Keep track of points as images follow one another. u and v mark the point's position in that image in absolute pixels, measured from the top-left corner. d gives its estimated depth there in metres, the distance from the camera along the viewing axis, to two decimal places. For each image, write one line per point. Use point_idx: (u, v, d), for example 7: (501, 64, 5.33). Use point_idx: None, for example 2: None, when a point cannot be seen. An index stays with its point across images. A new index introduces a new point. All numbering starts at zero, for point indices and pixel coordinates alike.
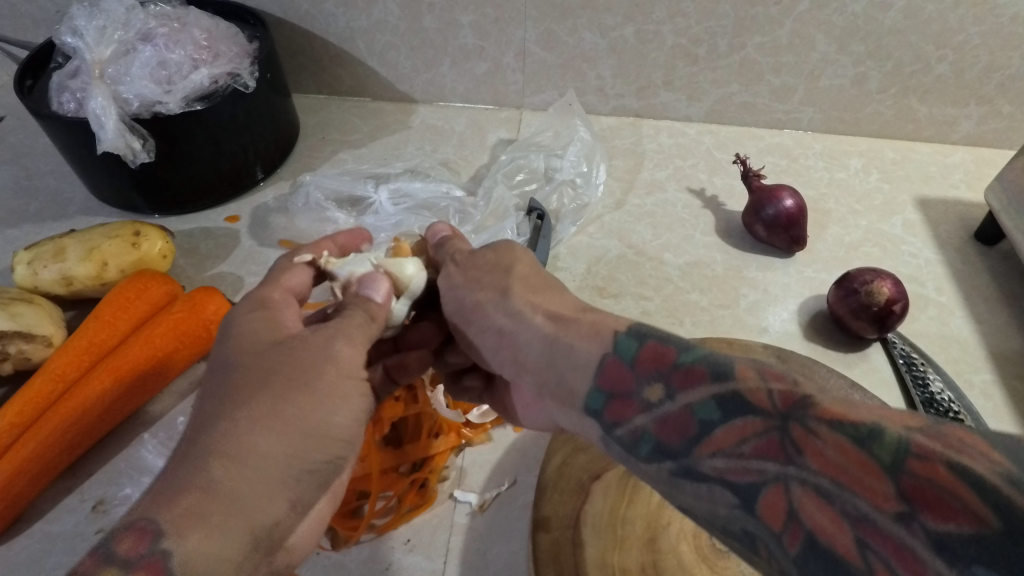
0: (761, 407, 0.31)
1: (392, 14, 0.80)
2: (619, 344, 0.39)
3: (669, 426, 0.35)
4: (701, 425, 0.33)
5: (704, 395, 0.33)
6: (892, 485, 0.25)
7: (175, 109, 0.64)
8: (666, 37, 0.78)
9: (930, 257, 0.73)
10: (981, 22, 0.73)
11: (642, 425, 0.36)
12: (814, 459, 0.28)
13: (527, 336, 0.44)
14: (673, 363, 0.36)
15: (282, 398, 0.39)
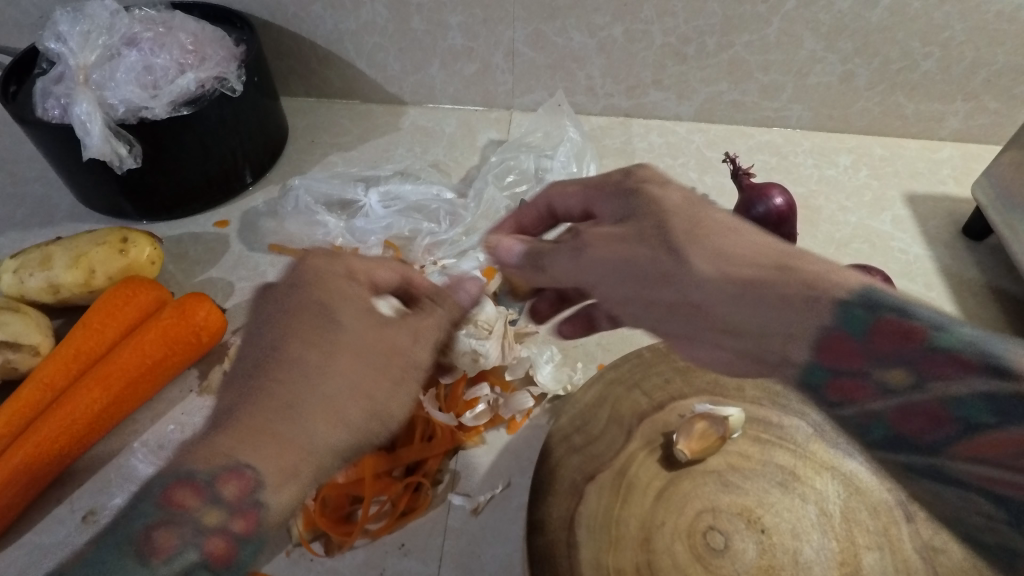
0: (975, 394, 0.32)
1: (380, 16, 0.80)
2: (848, 316, 0.34)
3: (871, 399, 0.35)
4: (953, 418, 0.32)
5: (965, 390, 0.32)
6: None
7: (162, 114, 0.64)
8: (655, 36, 0.79)
9: (918, 252, 0.74)
10: (966, 19, 0.73)
11: (876, 409, 0.35)
12: None
13: (723, 301, 0.38)
14: (926, 342, 0.33)
15: (361, 376, 0.40)
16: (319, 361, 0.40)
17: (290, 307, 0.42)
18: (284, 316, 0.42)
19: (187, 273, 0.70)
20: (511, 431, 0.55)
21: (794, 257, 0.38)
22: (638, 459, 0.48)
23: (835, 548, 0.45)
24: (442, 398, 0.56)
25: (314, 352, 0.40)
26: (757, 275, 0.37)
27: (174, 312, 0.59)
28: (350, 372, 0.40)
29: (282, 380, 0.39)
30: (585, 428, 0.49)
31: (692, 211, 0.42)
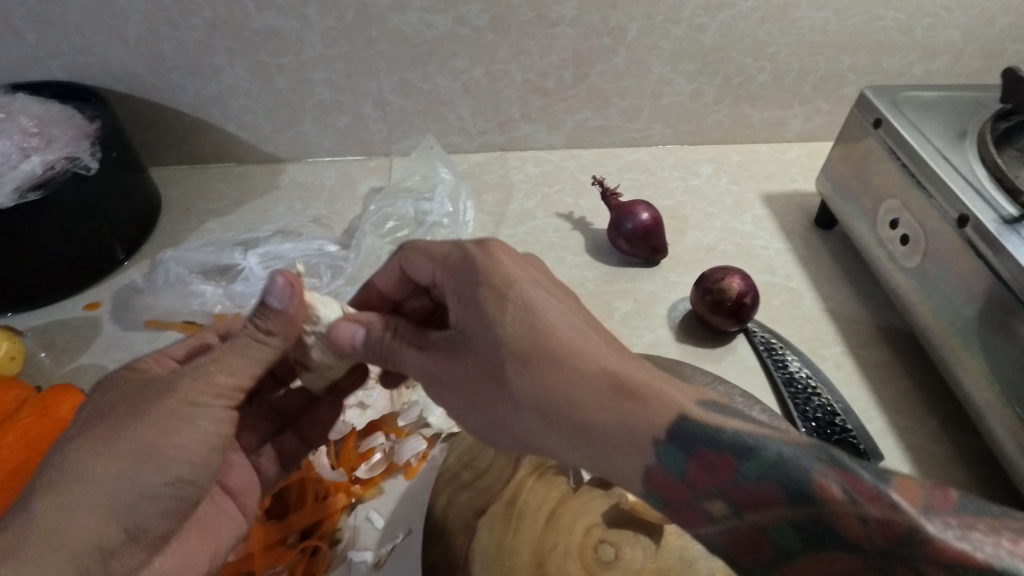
0: (852, 537, 0.30)
1: (243, 78, 0.80)
2: (661, 452, 0.36)
3: (739, 539, 0.34)
4: (779, 550, 0.32)
5: (776, 519, 0.32)
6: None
7: (6, 203, 0.61)
8: (515, 74, 0.83)
9: (778, 247, 0.80)
10: (786, 34, 0.81)
11: (708, 536, 0.35)
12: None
13: (534, 425, 0.40)
14: (741, 475, 0.34)
15: (144, 423, 0.40)
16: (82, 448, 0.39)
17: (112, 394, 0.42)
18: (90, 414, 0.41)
19: (56, 363, 0.66)
20: (408, 477, 0.55)
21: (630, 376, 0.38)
22: (526, 486, 0.49)
23: None
24: (333, 455, 0.56)
25: (90, 433, 0.39)
26: (580, 392, 0.38)
27: (39, 410, 0.55)
28: (109, 440, 0.39)
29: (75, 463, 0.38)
30: (473, 463, 0.50)
31: (507, 296, 0.41)
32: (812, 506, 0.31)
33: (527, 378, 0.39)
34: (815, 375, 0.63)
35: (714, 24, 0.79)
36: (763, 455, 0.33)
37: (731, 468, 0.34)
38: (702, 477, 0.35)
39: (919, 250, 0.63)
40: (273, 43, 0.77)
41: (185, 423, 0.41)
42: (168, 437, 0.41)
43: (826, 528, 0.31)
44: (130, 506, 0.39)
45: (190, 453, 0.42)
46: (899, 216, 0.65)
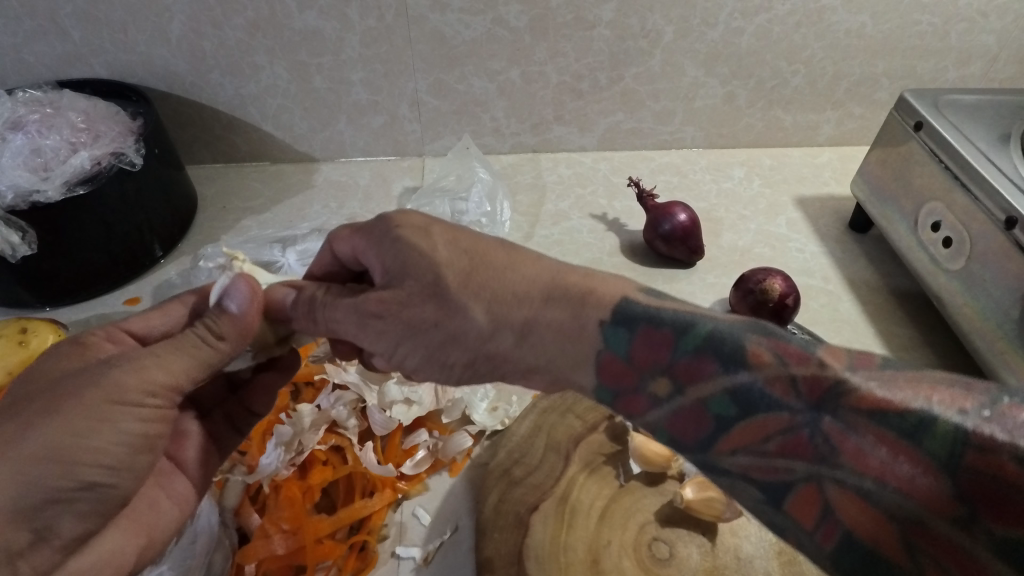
0: (784, 399, 0.33)
1: (281, 78, 0.80)
2: (608, 334, 0.39)
3: (682, 420, 0.36)
4: (717, 420, 0.35)
5: (716, 388, 0.35)
6: (949, 487, 0.29)
7: (56, 197, 0.61)
8: (550, 76, 0.83)
9: (814, 250, 0.80)
10: (822, 38, 0.81)
11: (652, 420, 0.38)
12: (850, 456, 0.31)
13: (509, 346, 0.40)
14: (675, 349, 0.37)
15: (59, 420, 0.35)
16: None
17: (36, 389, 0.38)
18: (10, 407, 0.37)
19: None
20: (454, 474, 0.55)
21: (580, 276, 0.41)
22: (578, 483, 0.49)
23: (771, 538, 0.47)
24: (379, 451, 0.56)
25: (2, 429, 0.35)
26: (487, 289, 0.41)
27: None
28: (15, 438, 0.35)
29: None
30: (523, 459, 0.51)
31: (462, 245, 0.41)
32: (743, 372, 0.34)
33: (461, 313, 0.40)
34: None
35: (751, 27, 0.80)
36: (698, 330, 0.36)
37: (670, 344, 0.37)
38: (645, 357, 0.38)
39: (964, 252, 0.62)
40: (313, 43, 0.77)
41: (104, 425, 0.36)
42: (82, 439, 0.36)
43: (759, 390, 0.34)
44: (38, 513, 0.35)
45: (112, 456, 0.37)
46: (941, 218, 0.65)
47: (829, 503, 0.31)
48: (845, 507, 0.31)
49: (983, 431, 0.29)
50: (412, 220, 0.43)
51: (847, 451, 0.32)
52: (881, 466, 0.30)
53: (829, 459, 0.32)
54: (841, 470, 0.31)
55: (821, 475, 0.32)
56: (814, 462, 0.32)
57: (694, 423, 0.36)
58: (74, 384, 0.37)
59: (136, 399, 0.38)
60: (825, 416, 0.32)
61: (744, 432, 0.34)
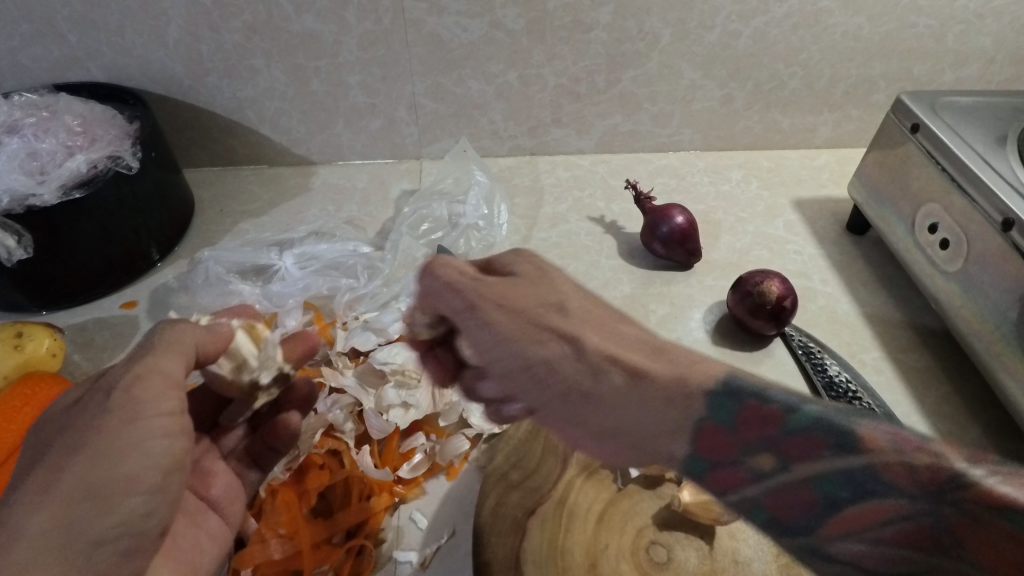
0: (897, 485, 0.34)
1: (279, 81, 0.80)
2: (714, 405, 0.40)
3: (785, 498, 0.37)
4: (827, 500, 0.36)
5: (825, 469, 0.36)
6: (987, 566, 0.31)
7: (52, 200, 0.61)
8: (548, 79, 0.83)
9: (812, 252, 0.80)
10: (819, 40, 0.81)
11: (751, 494, 0.39)
12: (977, 548, 0.32)
13: (611, 392, 0.46)
14: (783, 427, 0.37)
15: (80, 458, 0.38)
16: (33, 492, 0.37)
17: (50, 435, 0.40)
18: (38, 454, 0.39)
19: (96, 361, 0.67)
20: (451, 477, 0.55)
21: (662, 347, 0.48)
22: (575, 487, 0.49)
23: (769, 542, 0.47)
24: (376, 455, 0.55)
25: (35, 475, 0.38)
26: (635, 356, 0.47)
27: None
28: (48, 483, 0.37)
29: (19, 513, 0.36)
30: (521, 463, 0.50)
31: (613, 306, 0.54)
32: (852, 456, 0.35)
33: (583, 369, 0.48)
34: (855, 379, 0.62)
35: (748, 30, 0.80)
36: (805, 411, 0.37)
37: (778, 421, 0.38)
38: (751, 428, 0.39)
39: (962, 253, 0.62)
40: (310, 46, 0.77)
41: (126, 451, 0.38)
42: (106, 466, 0.38)
43: (866, 473, 0.35)
44: (80, 545, 0.37)
45: (141, 481, 0.39)
46: (939, 220, 0.65)
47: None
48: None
49: None
50: (541, 268, 0.56)
51: (909, 535, 0.33)
52: (968, 553, 0.32)
53: (942, 549, 0.33)
54: (902, 550, 0.33)
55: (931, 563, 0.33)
56: (923, 553, 0.33)
57: (800, 507, 0.37)
58: (86, 415, 0.39)
59: (155, 417, 0.39)
60: (892, 494, 0.34)
61: (834, 512, 0.36)
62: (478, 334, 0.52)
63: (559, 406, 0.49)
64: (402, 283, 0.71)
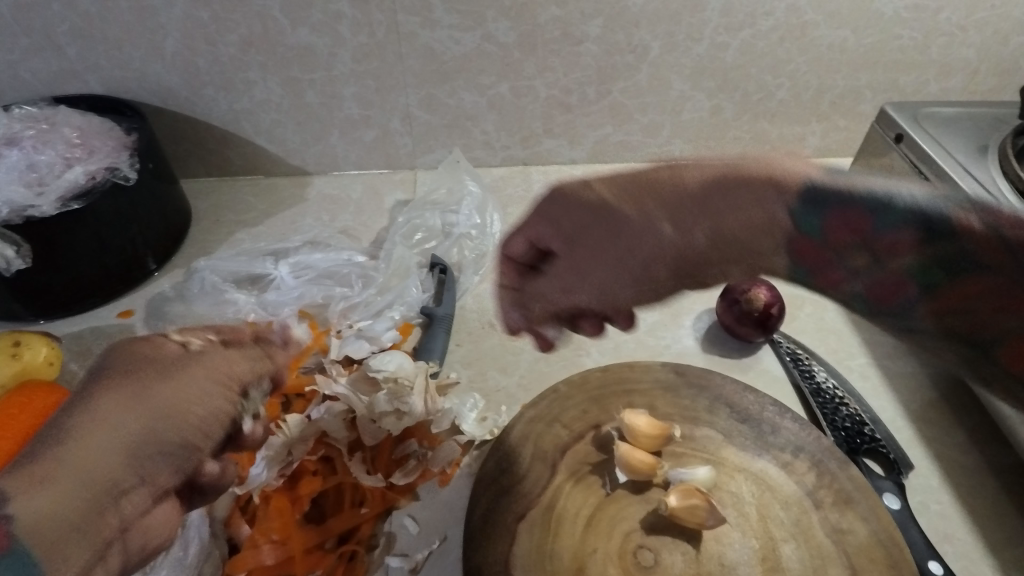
0: (912, 243, 0.45)
1: (274, 93, 0.81)
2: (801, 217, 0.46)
3: (809, 253, 0.47)
4: (877, 237, 0.46)
5: (903, 235, 0.45)
6: (993, 273, 0.44)
7: (50, 211, 0.62)
8: (539, 90, 0.84)
9: None
10: (806, 52, 0.83)
11: (850, 289, 0.49)
12: (981, 249, 0.44)
13: (670, 234, 0.50)
14: (862, 217, 0.45)
15: (153, 387, 0.40)
16: (112, 404, 0.39)
17: (117, 366, 0.42)
18: (106, 378, 0.41)
19: None
20: (443, 483, 0.56)
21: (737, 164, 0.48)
22: (564, 491, 0.50)
23: (754, 546, 0.48)
24: (369, 461, 0.56)
25: (110, 393, 0.39)
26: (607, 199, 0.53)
27: None
28: (131, 401, 0.39)
29: (106, 419, 0.38)
30: (511, 468, 0.51)
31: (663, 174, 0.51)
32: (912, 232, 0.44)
33: (689, 171, 0.50)
34: (841, 385, 0.63)
35: (735, 42, 0.81)
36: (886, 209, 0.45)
37: (867, 220, 0.45)
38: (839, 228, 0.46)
39: None
40: (305, 59, 0.79)
41: (198, 395, 0.42)
42: (185, 401, 0.41)
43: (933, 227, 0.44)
44: (141, 457, 0.38)
45: (205, 421, 0.42)
46: None
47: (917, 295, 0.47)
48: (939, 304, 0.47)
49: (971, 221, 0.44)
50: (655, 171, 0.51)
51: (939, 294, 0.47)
52: (989, 290, 0.46)
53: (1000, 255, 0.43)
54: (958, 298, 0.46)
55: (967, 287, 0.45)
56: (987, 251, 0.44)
57: (891, 290, 0.47)
58: (151, 370, 0.41)
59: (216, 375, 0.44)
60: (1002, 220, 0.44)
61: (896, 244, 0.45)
62: (649, 243, 0.52)
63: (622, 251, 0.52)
64: (396, 289, 0.72)
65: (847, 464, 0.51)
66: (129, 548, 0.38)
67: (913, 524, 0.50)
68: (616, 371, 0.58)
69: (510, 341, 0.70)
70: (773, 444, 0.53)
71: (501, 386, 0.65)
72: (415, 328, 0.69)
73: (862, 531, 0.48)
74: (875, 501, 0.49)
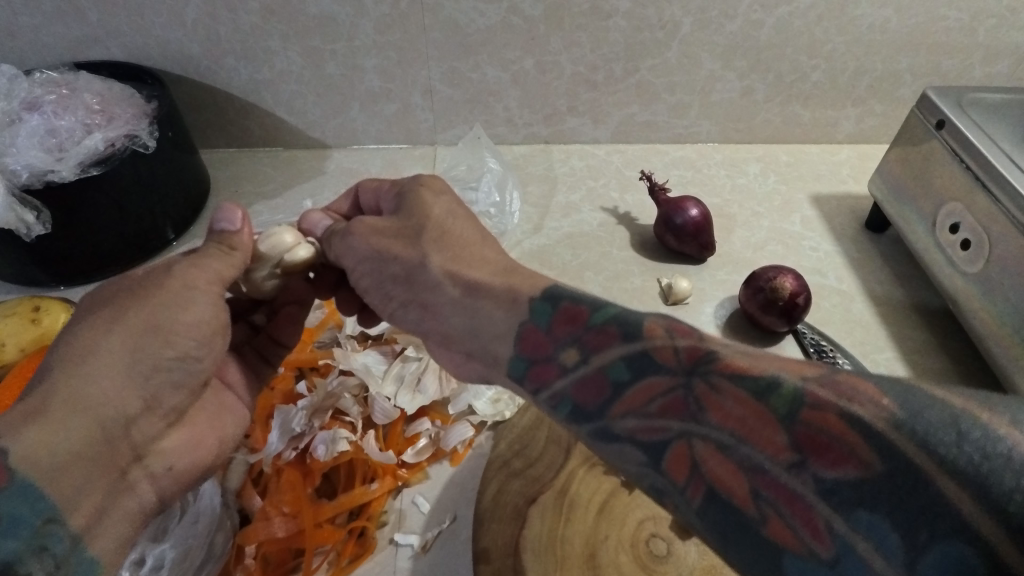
0: (733, 495, 0.27)
1: (295, 63, 0.80)
2: (535, 309, 0.38)
3: (675, 459, 0.30)
4: (659, 442, 0.31)
5: (669, 389, 0.31)
6: (785, 436, 0.27)
7: (69, 177, 0.62)
8: (565, 66, 0.82)
9: (828, 249, 0.79)
10: (844, 33, 0.79)
11: (702, 479, 0.29)
12: (713, 414, 0.29)
13: (478, 298, 0.42)
14: (680, 414, 0.30)
15: (133, 316, 0.42)
16: (121, 326, 0.41)
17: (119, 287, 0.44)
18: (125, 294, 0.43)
19: None
20: (454, 463, 0.55)
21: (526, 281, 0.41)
22: (577, 476, 0.49)
23: None
24: (380, 438, 0.56)
25: (128, 307, 0.42)
26: (471, 270, 0.43)
27: None
28: (116, 322, 0.41)
29: (103, 349, 0.41)
30: (524, 451, 0.50)
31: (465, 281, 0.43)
32: (634, 342, 0.33)
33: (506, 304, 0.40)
34: None
35: (770, 20, 0.78)
36: (609, 309, 0.36)
37: (677, 404, 0.31)
38: (562, 329, 0.37)
39: (983, 255, 0.61)
40: (327, 29, 0.77)
41: (182, 308, 0.43)
42: (170, 319, 0.43)
43: (646, 357, 0.33)
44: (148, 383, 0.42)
45: (193, 332, 0.44)
46: (960, 220, 0.64)
47: (695, 461, 0.29)
48: (717, 408, 0.29)
49: (819, 393, 0.27)
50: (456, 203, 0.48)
51: (717, 413, 0.29)
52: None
53: (698, 418, 0.30)
54: (717, 432, 0.29)
55: (690, 432, 0.30)
56: (767, 450, 0.27)
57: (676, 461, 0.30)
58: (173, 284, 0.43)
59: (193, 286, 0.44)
60: (860, 381, 0.27)
61: (739, 343, 0.32)
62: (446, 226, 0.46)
63: (455, 226, 0.46)
64: None
65: None
66: (153, 470, 0.44)
67: None
68: None
69: None
70: None
71: None
72: None
73: None
74: None
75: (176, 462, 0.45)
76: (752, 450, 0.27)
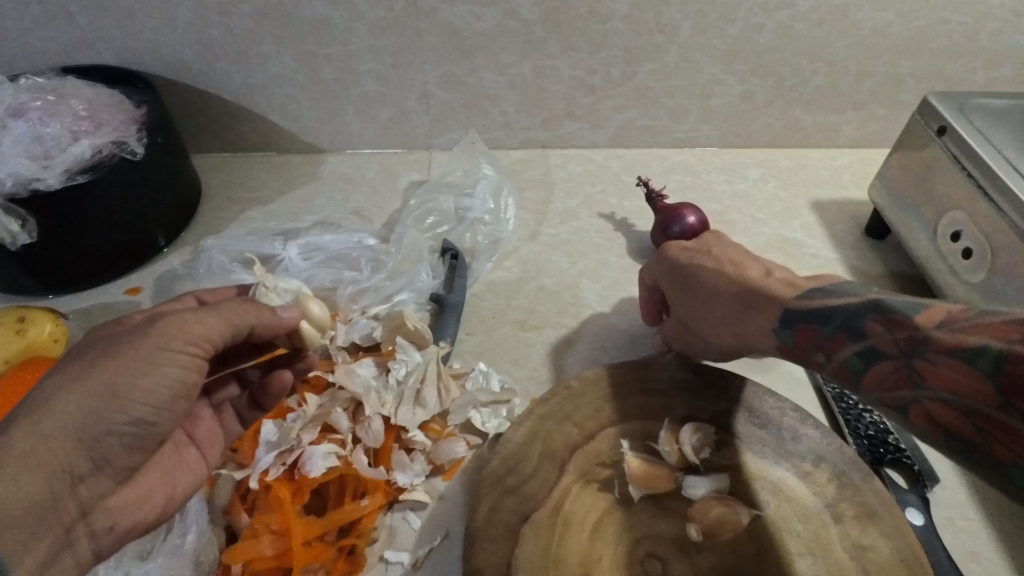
0: (957, 432, 0.35)
1: (288, 67, 0.79)
2: (779, 331, 0.47)
3: (914, 413, 0.37)
4: (918, 401, 0.37)
5: (890, 365, 0.39)
6: (991, 383, 0.34)
7: (56, 185, 0.60)
8: (562, 70, 0.81)
9: (829, 256, 0.78)
10: (845, 36, 0.78)
11: (927, 423, 0.37)
12: (933, 380, 0.37)
13: None
14: (907, 389, 0.38)
15: (95, 361, 0.38)
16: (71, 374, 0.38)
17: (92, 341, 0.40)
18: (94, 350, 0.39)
19: None
20: (448, 478, 0.55)
21: None
22: (572, 494, 0.48)
23: (768, 559, 0.47)
24: (372, 453, 0.55)
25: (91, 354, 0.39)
26: None
27: None
28: (80, 375, 0.38)
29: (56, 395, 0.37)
30: (518, 467, 0.49)
31: None
32: (863, 339, 0.42)
33: None
34: None
35: (771, 24, 0.77)
36: (836, 317, 0.44)
37: (905, 382, 0.38)
38: (804, 342, 0.45)
39: (986, 264, 0.60)
40: (320, 33, 0.76)
41: (148, 368, 0.39)
42: (124, 374, 0.38)
43: (872, 350, 0.41)
44: (93, 441, 0.38)
45: (153, 397, 0.40)
46: (963, 228, 0.62)
47: (930, 415, 0.36)
48: (935, 375, 0.37)
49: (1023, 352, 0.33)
50: None
51: (937, 379, 0.37)
52: None
53: (921, 386, 0.37)
54: (941, 394, 0.36)
55: (919, 396, 0.37)
56: (979, 398, 0.34)
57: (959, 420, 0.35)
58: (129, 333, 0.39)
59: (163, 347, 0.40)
60: None
61: (953, 317, 0.38)
62: None
63: None
64: (407, 275, 0.70)
65: (872, 477, 0.49)
66: (95, 529, 0.40)
67: (938, 542, 0.50)
68: (629, 371, 0.54)
69: (522, 332, 0.68)
70: (793, 453, 0.51)
71: (510, 379, 0.64)
72: (427, 315, 0.68)
73: (884, 548, 0.46)
74: (900, 517, 0.47)
75: (120, 521, 0.41)
76: (967, 400, 0.35)
